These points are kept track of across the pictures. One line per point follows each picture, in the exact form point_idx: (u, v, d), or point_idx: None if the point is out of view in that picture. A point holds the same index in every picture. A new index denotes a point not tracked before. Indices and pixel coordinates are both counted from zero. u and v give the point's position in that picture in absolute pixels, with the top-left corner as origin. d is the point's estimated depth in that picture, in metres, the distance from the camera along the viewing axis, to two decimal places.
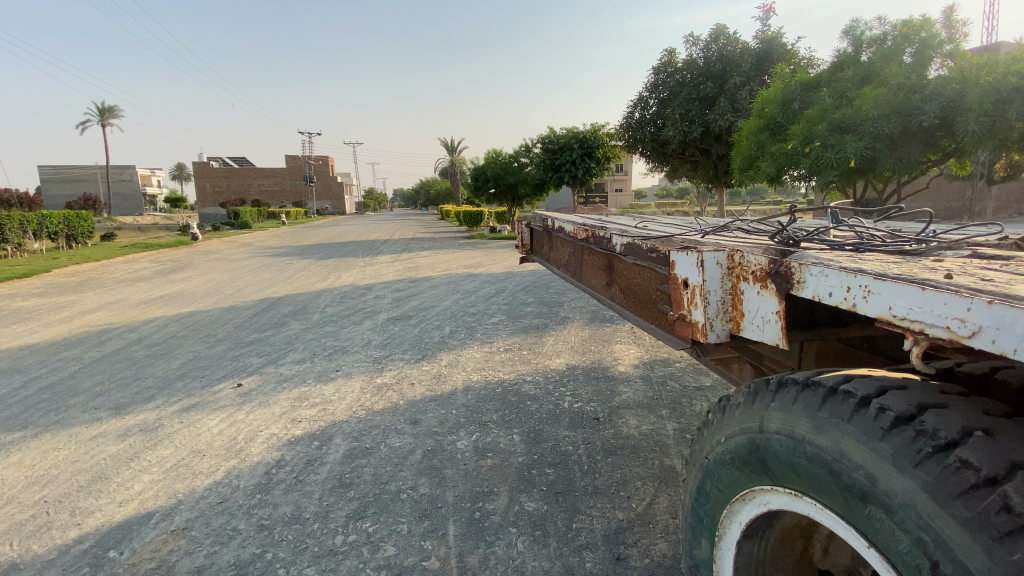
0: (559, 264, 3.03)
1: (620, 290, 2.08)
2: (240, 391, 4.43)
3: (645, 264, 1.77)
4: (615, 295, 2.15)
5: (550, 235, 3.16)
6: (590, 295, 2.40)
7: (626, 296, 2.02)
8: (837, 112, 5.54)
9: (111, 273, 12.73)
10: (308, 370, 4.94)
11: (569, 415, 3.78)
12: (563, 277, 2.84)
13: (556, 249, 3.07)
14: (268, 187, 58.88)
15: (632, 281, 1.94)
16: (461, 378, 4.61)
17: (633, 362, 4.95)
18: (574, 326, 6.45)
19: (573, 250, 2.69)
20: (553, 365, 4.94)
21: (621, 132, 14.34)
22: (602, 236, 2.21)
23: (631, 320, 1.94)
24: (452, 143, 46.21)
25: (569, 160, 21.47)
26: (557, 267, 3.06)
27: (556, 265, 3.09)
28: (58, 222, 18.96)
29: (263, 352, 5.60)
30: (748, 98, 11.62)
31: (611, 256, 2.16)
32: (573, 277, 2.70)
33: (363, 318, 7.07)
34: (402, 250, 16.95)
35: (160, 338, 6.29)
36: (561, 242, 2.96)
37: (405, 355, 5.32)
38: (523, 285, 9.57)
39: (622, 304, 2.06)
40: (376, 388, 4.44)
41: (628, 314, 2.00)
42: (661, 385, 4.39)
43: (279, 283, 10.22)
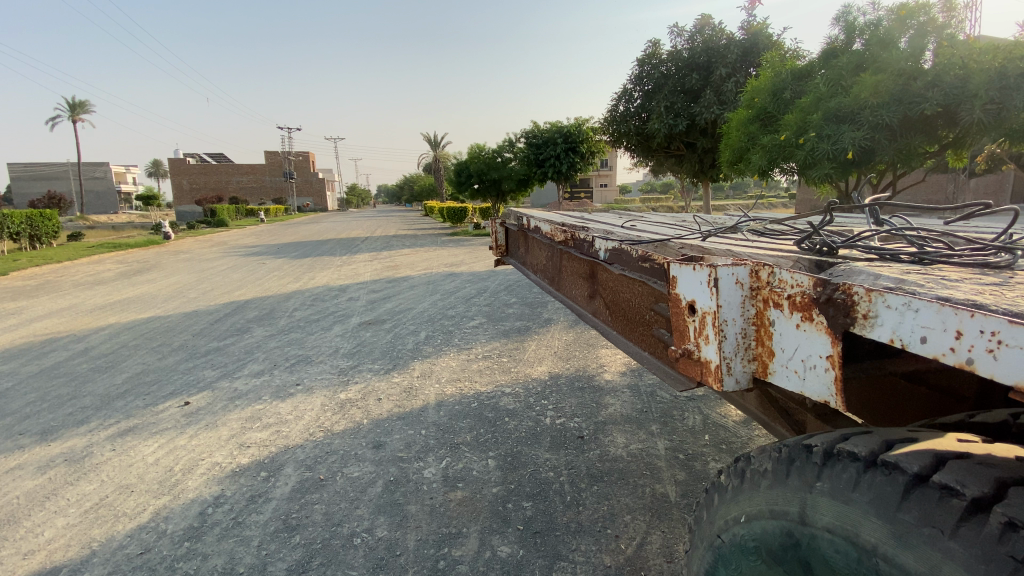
0: (535, 268, 2.66)
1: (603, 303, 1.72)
2: (186, 411, 3.98)
3: (634, 276, 1.41)
4: (598, 309, 1.79)
5: (526, 235, 2.80)
6: (569, 308, 2.04)
7: (611, 313, 1.67)
8: (832, 100, 5.25)
9: (71, 275, 12.00)
10: (266, 385, 4.49)
11: (550, 434, 3.41)
12: (539, 285, 2.48)
13: (533, 252, 2.70)
14: (247, 184, 57.46)
15: (617, 295, 1.58)
16: (433, 391, 4.21)
17: (620, 368, 4.61)
18: (558, 329, 6.09)
19: (550, 254, 2.34)
20: (535, 374, 4.57)
21: (605, 125, 13.99)
22: (583, 239, 1.85)
23: (617, 343, 1.58)
24: (436, 140, 45.20)
25: (553, 154, 21.10)
26: (533, 273, 2.70)
27: (532, 270, 2.72)
28: (21, 222, 18.02)
29: (220, 364, 5.13)
30: (734, 90, 11.36)
31: (594, 263, 1.80)
32: (551, 285, 2.35)
33: (333, 323, 6.62)
34: (382, 248, 16.43)
35: (109, 348, 5.77)
36: (537, 244, 2.60)
37: (375, 365, 4.90)
38: (505, 284, 9.18)
39: (606, 321, 1.71)
40: (339, 405, 4.03)
41: (613, 333, 1.64)
42: (651, 395, 4.04)
43: (248, 285, 9.69)
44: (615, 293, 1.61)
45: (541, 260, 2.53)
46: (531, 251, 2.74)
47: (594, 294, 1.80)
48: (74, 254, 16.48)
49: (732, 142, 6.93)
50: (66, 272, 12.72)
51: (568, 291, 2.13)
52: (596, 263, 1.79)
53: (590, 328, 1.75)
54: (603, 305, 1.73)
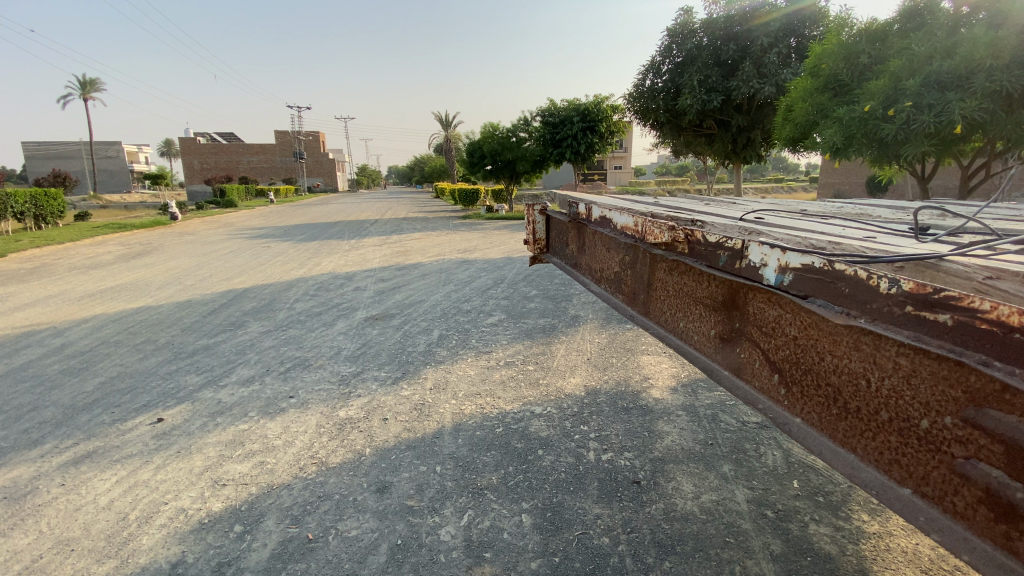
0: (591, 272, 1.99)
1: (768, 362, 1.12)
2: (156, 431, 3.33)
3: (913, 340, 0.79)
4: (747, 364, 1.19)
5: (579, 226, 2.09)
6: (678, 349, 1.41)
7: (793, 386, 1.06)
8: (935, 63, 4.53)
9: (69, 258, 11.48)
10: (254, 397, 3.83)
11: (596, 476, 2.73)
12: (604, 298, 1.81)
13: (589, 250, 2.00)
14: (257, 165, 56.90)
15: (822, 362, 0.98)
16: (449, 410, 3.53)
17: (669, 383, 3.89)
18: (588, 330, 5.36)
19: (630, 260, 1.67)
20: (568, 389, 3.86)
21: (630, 102, 13.06)
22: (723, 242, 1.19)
23: (823, 446, 0.99)
24: (447, 121, 44.00)
25: (570, 134, 20.05)
26: (588, 277, 2.01)
27: (586, 270, 2.05)
28: (26, 202, 17.64)
29: (205, 367, 4.48)
30: (776, 62, 10.36)
31: (748, 292, 1.16)
32: (628, 303, 1.69)
33: (336, 318, 5.96)
34: (392, 232, 15.75)
35: (87, 345, 5.15)
36: (599, 241, 1.91)
37: (380, 373, 4.22)
38: (523, 274, 8.45)
39: (779, 394, 1.10)
40: (336, 427, 3.36)
41: (798, 423, 1.05)
42: (713, 423, 3.35)
43: (250, 272, 9.06)
44: (812, 360, 1.01)
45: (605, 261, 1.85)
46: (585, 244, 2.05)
47: (744, 342, 1.19)
48: (74, 235, 15.95)
49: (795, 116, 6.07)
50: (63, 254, 12.18)
51: (670, 320, 1.50)
52: (751, 289, 1.15)
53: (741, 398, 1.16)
54: (766, 366, 1.14)
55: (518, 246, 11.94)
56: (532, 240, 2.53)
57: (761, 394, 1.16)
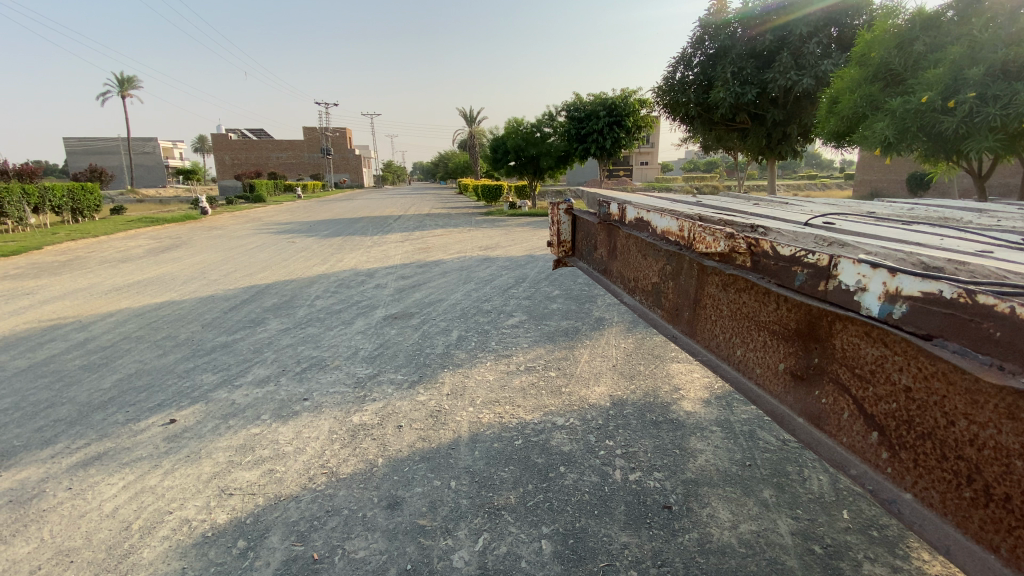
0: (624, 281, 1.79)
1: (863, 416, 0.93)
2: (168, 433, 3.26)
3: None
4: (830, 414, 1.00)
5: (610, 227, 1.87)
6: (738, 385, 1.22)
7: (905, 452, 0.86)
8: (1000, 51, 4.20)
9: (101, 251, 11.77)
10: (268, 399, 3.73)
11: (623, 499, 2.52)
12: (643, 313, 1.61)
13: (622, 255, 1.79)
14: (285, 161, 58.01)
15: (953, 429, 0.78)
16: (466, 419, 3.35)
17: (702, 395, 3.68)
18: (613, 335, 5.13)
19: (677, 272, 1.46)
20: (592, 398, 3.64)
21: (659, 95, 12.68)
22: (803, 258, 0.98)
23: (950, 536, 0.79)
24: (471, 116, 43.92)
25: (596, 129, 19.67)
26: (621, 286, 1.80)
27: (617, 277, 1.84)
28: (64, 195, 18.25)
29: (222, 366, 4.41)
30: (817, 52, 9.91)
31: (838, 325, 0.95)
32: (674, 321, 1.49)
33: (355, 317, 5.87)
34: (415, 228, 15.73)
35: (109, 340, 5.17)
36: (635, 246, 1.69)
37: (397, 376, 4.07)
38: (546, 273, 8.24)
39: (880, 458, 0.90)
40: (349, 434, 3.21)
41: (912, 501, 0.85)
42: (750, 442, 3.10)
43: (272, 267, 9.09)
44: (933, 423, 0.81)
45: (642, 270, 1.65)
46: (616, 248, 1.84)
47: (830, 388, 0.99)
48: (108, 229, 16.39)
49: (840, 108, 5.72)
50: (96, 248, 12.48)
51: (725, 346, 1.30)
52: (841, 322, 0.94)
53: (825, 457, 0.97)
54: (859, 420, 0.94)
55: (541, 243, 11.74)
56: (556, 240, 2.31)
57: (853, 454, 0.96)
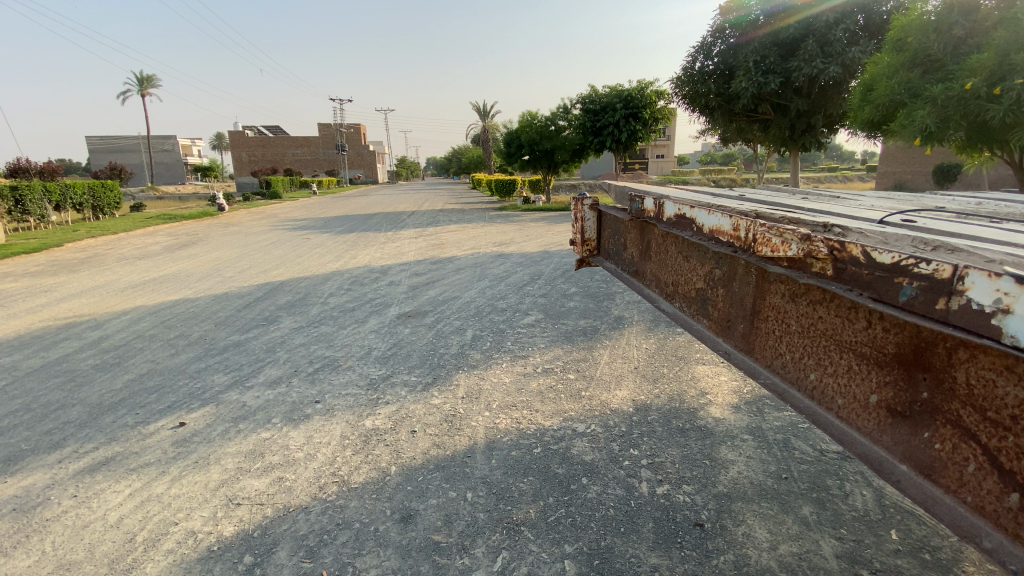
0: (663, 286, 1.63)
1: (998, 474, 0.78)
2: (177, 438, 3.18)
3: None
4: (947, 465, 0.86)
5: (645, 227, 1.70)
6: (820, 421, 1.08)
7: None
8: None
9: (120, 248, 11.88)
10: (278, 401, 3.62)
11: (650, 515, 2.36)
12: (693, 328, 1.46)
13: (660, 259, 1.63)
14: (300, 157, 58.44)
15: None
16: (483, 424, 3.21)
17: (731, 400, 3.51)
18: (634, 334, 4.94)
19: (734, 283, 1.30)
20: (614, 403, 3.47)
21: (677, 86, 12.36)
22: (915, 270, 0.81)
23: None
24: (485, 110, 43.66)
25: (612, 122, 19.31)
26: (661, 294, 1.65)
27: (654, 282, 1.68)
28: (84, 193, 18.51)
29: (233, 366, 4.34)
30: (844, 39, 9.53)
31: (963, 361, 0.79)
32: (729, 338, 1.34)
33: (369, 315, 5.77)
34: (428, 224, 15.63)
35: (122, 339, 5.14)
36: (677, 249, 1.53)
37: (410, 377, 3.94)
38: (562, 270, 8.06)
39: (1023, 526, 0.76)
40: (361, 439, 3.08)
41: None
42: (786, 452, 2.91)
43: (286, 264, 9.06)
44: None
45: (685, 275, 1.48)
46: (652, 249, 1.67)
47: (949, 437, 0.84)
48: (127, 226, 16.58)
49: (873, 97, 5.42)
50: (114, 244, 12.62)
51: (795, 369, 1.16)
52: (967, 357, 0.78)
53: (946, 519, 0.83)
54: (990, 475, 0.80)
55: (556, 239, 11.55)
56: (579, 239, 2.14)
57: (980, 516, 0.82)
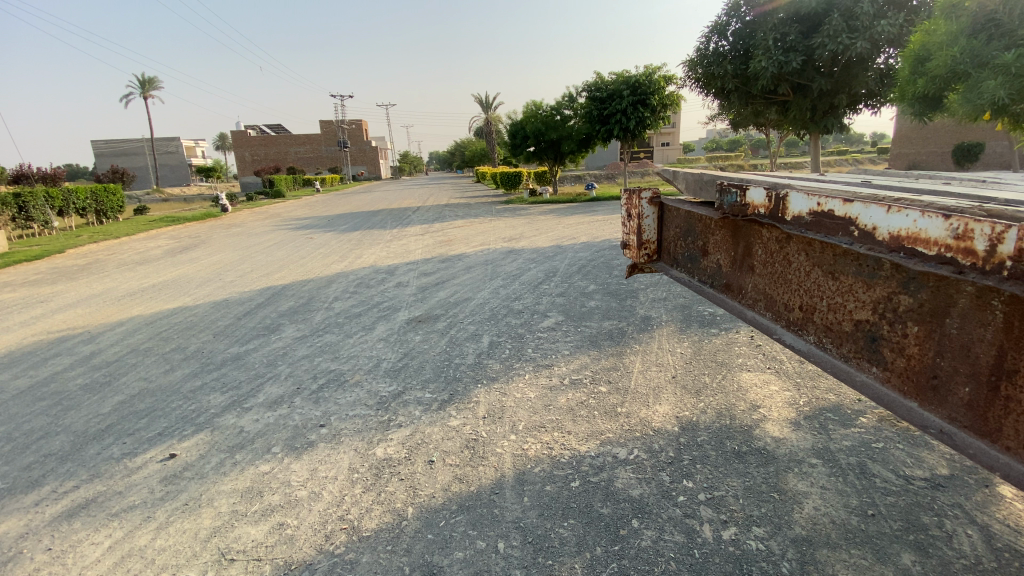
0: (780, 310, 1.21)
1: None
2: (167, 474, 2.82)
3: None
4: None
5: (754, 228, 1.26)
6: None
7: None
8: None
9: (120, 254, 11.56)
10: (279, 426, 3.25)
11: (722, 569, 1.98)
12: (859, 382, 0.99)
13: (785, 277, 1.18)
14: (303, 155, 58.11)
15: None
16: (510, 450, 2.83)
17: (788, 416, 3.12)
18: (666, 337, 4.52)
19: (947, 326, 0.83)
20: (656, 422, 3.07)
21: (691, 68, 11.81)
22: None
23: None
24: (487, 101, 42.94)
25: (619, 109, 18.68)
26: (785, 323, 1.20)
27: (773, 307, 1.24)
28: (87, 198, 18.24)
29: (232, 384, 3.97)
30: (871, 11, 8.93)
31: None
32: (939, 406, 0.87)
33: (377, 320, 5.38)
34: (435, 220, 15.23)
35: (116, 354, 4.79)
36: (818, 263, 1.08)
37: (425, 394, 3.53)
38: (577, 266, 7.63)
39: None
40: (373, 472, 2.70)
41: None
42: (865, 483, 2.52)
43: (290, 266, 8.71)
44: None
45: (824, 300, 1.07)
46: (757, 259, 1.26)
47: None
48: (129, 229, 16.30)
49: (929, 67, 4.90)
50: (115, 250, 12.32)
51: None
52: None
53: None
54: None
55: (568, 232, 11.10)
56: (636, 243, 1.72)
57: None
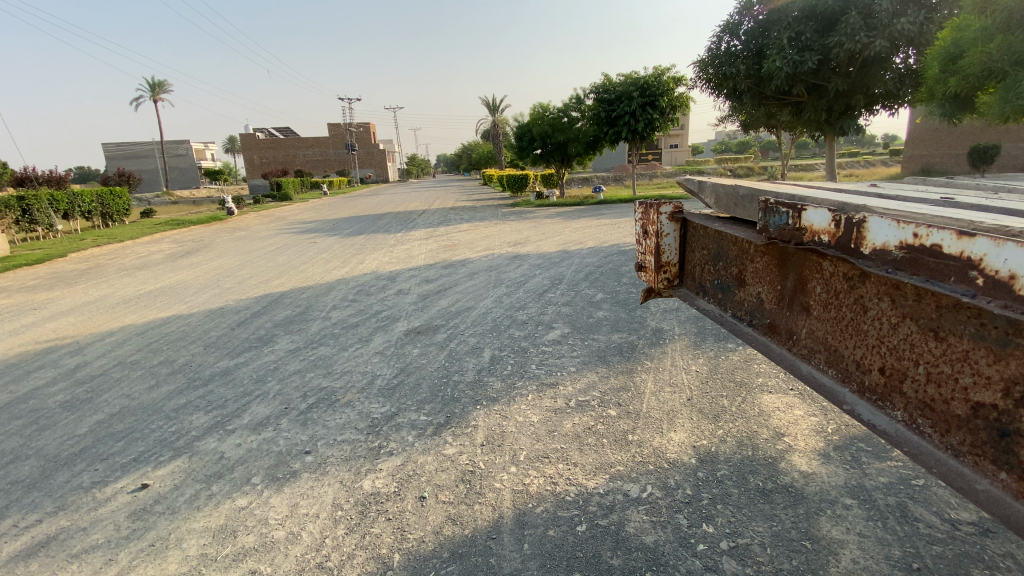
0: (852, 371, 0.96)
1: None
2: (137, 509, 2.60)
3: None
4: None
5: (815, 263, 1.00)
6: None
7: None
8: None
9: (121, 258, 11.45)
10: (262, 453, 3.02)
11: None
12: (981, 490, 0.74)
13: (860, 330, 0.93)
14: (310, 158, 58.29)
15: None
16: (509, 485, 2.57)
17: (816, 446, 2.84)
18: (679, 353, 4.24)
19: None
20: (671, 454, 2.81)
21: (701, 69, 11.51)
22: None
23: None
24: (494, 104, 42.76)
25: (627, 111, 18.38)
26: (862, 390, 0.94)
27: (841, 367, 0.98)
28: (93, 201, 18.24)
29: (217, 402, 3.75)
30: (890, 9, 8.61)
31: None
32: None
33: (374, 331, 5.15)
34: (440, 223, 15.01)
35: (101, 367, 4.61)
36: (916, 318, 0.82)
37: (419, 416, 3.28)
38: (584, 273, 7.36)
39: None
40: (358, 509, 2.46)
41: None
42: (910, 529, 2.22)
43: (289, 272, 8.51)
44: None
45: (920, 366, 0.83)
46: (815, 298, 1.02)
47: None
48: (134, 233, 16.25)
49: (960, 64, 4.58)
50: (117, 254, 12.22)
51: None
52: None
53: None
54: None
55: (576, 237, 10.83)
56: (655, 265, 1.48)
57: None
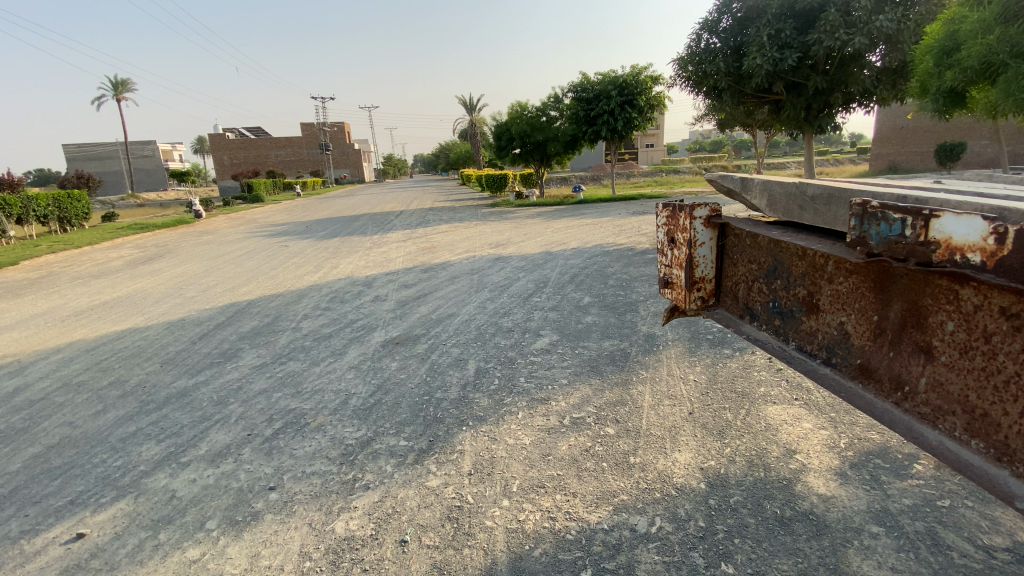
0: (996, 427, 0.84)
1: None
2: (69, 565, 2.23)
3: None
4: None
5: (937, 297, 0.89)
6: None
7: None
8: None
9: (77, 265, 10.73)
10: (220, 490, 2.67)
11: None
12: None
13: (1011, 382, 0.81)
14: (283, 159, 56.84)
15: None
16: (501, 522, 2.28)
17: (831, 465, 2.63)
18: (674, 361, 4.01)
19: None
20: (677, 478, 2.56)
21: (680, 67, 11.38)
22: None
23: None
24: (472, 104, 42.32)
25: (606, 110, 18.26)
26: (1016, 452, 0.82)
27: (979, 421, 0.87)
28: (49, 205, 17.21)
29: (172, 429, 3.36)
30: (869, 6, 8.61)
31: None
32: None
33: (349, 342, 4.80)
34: (418, 224, 14.62)
35: (44, 390, 4.15)
36: None
37: (399, 441, 2.97)
38: (569, 275, 7.11)
39: None
40: (330, 559, 2.14)
41: None
42: (947, 560, 2.02)
43: (258, 278, 8.04)
44: None
45: None
46: (942, 339, 0.90)
47: None
48: (94, 238, 15.37)
49: (959, 56, 4.50)
50: (73, 261, 11.48)
51: None
52: None
53: None
54: None
55: (559, 237, 10.58)
56: (688, 280, 1.44)
57: None
